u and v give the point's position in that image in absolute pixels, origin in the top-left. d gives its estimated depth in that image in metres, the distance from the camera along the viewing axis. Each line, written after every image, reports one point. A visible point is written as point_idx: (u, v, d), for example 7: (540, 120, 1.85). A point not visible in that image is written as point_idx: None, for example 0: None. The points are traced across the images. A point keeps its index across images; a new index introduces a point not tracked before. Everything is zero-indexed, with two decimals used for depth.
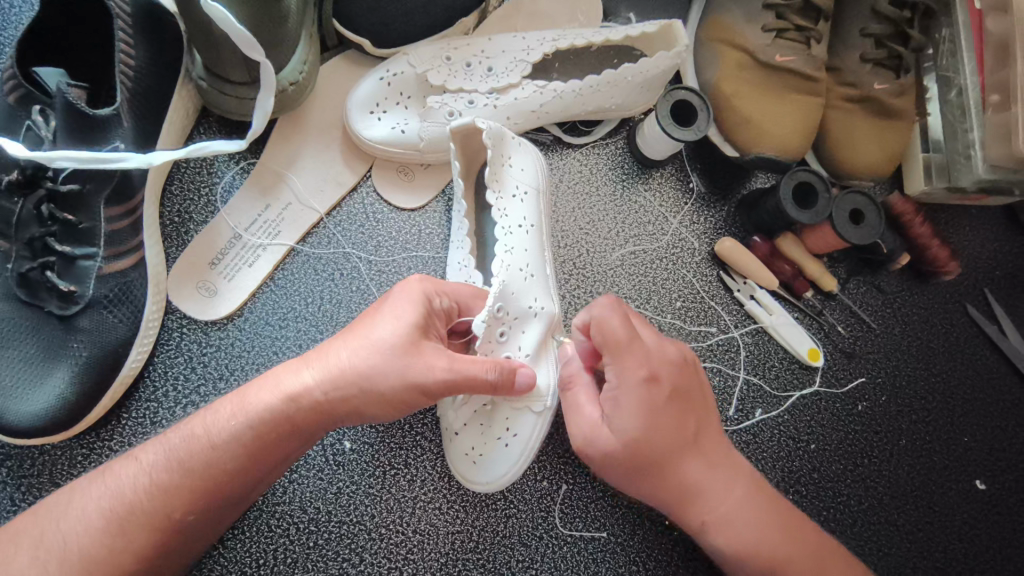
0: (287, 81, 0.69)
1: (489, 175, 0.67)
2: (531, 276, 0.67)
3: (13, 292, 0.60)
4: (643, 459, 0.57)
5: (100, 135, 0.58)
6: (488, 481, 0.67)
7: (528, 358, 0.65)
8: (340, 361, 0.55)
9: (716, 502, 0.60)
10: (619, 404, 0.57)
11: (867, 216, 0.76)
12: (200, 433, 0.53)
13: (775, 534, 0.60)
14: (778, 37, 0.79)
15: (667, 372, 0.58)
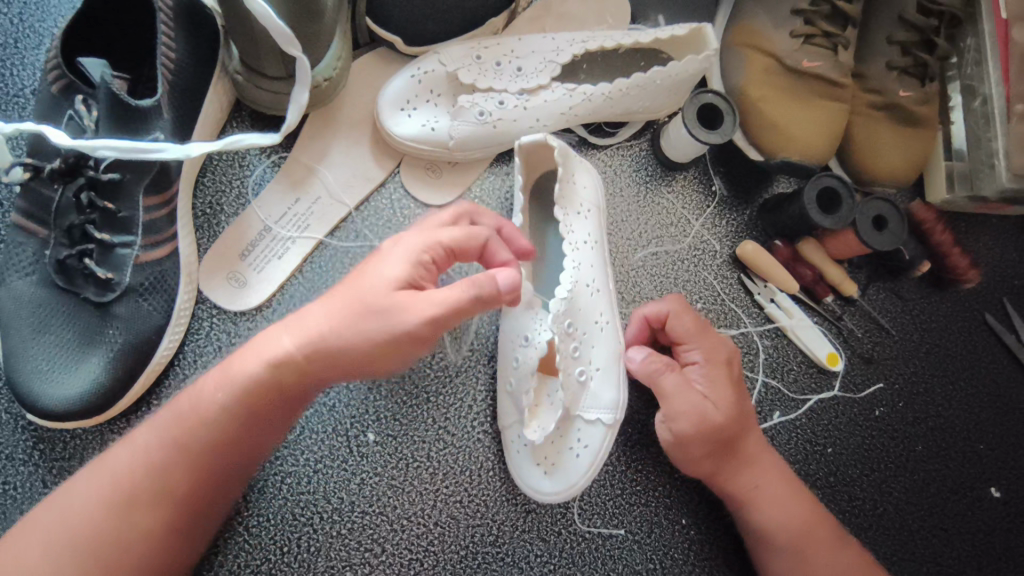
0: (321, 76, 0.70)
1: (556, 195, 0.69)
2: (597, 291, 0.70)
3: (51, 277, 0.61)
4: (731, 427, 0.66)
5: (142, 125, 0.59)
6: (558, 491, 0.68)
7: (600, 370, 0.69)
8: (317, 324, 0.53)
9: (767, 475, 0.68)
10: (710, 382, 0.67)
11: (890, 222, 0.76)
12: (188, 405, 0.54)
13: (806, 508, 0.67)
14: (806, 43, 0.79)
15: (734, 357, 0.70)
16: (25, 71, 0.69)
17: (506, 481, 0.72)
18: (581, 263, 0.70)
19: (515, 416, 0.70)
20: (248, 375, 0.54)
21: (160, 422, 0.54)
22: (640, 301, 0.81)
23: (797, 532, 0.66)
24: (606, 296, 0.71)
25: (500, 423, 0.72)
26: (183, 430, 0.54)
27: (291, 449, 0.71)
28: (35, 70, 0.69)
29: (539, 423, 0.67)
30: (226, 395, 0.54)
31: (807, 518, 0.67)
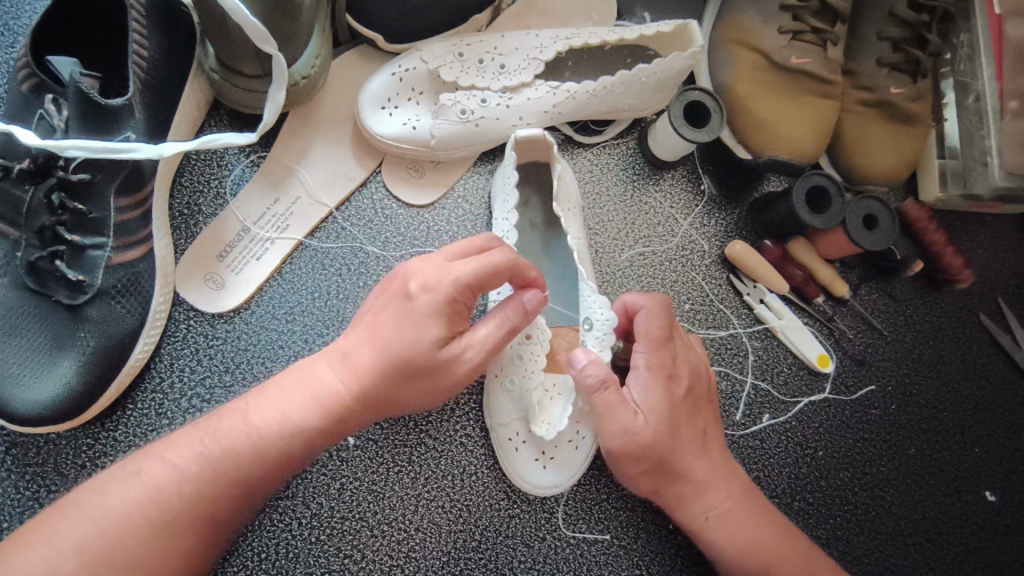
0: (299, 74, 0.69)
1: (554, 190, 0.68)
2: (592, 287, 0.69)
3: (23, 280, 0.60)
4: (666, 449, 0.62)
5: (112, 125, 0.58)
6: (557, 484, 0.69)
7: None
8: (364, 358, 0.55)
9: (721, 497, 0.64)
10: (648, 399, 0.63)
11: (881, 221, 0.75)
12: (238, 436, 0.52)
13: (766, 535, 0.64)
14: (794, 39, 0.78)
15: (688, 371, 0.66)
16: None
17: (489, 486, 0.71)
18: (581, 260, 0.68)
19: (514, 412, 0.69)
20: (304, 411, 0.54)
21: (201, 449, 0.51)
22: None
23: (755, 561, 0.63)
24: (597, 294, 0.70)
25: (492, 420, 0.70)
26: (223, 455, 0.51)
27: None
28: (9, 69, 0.68)
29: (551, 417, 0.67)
30: (275, 425, 0.53)
31: (773, 546, 0.63)
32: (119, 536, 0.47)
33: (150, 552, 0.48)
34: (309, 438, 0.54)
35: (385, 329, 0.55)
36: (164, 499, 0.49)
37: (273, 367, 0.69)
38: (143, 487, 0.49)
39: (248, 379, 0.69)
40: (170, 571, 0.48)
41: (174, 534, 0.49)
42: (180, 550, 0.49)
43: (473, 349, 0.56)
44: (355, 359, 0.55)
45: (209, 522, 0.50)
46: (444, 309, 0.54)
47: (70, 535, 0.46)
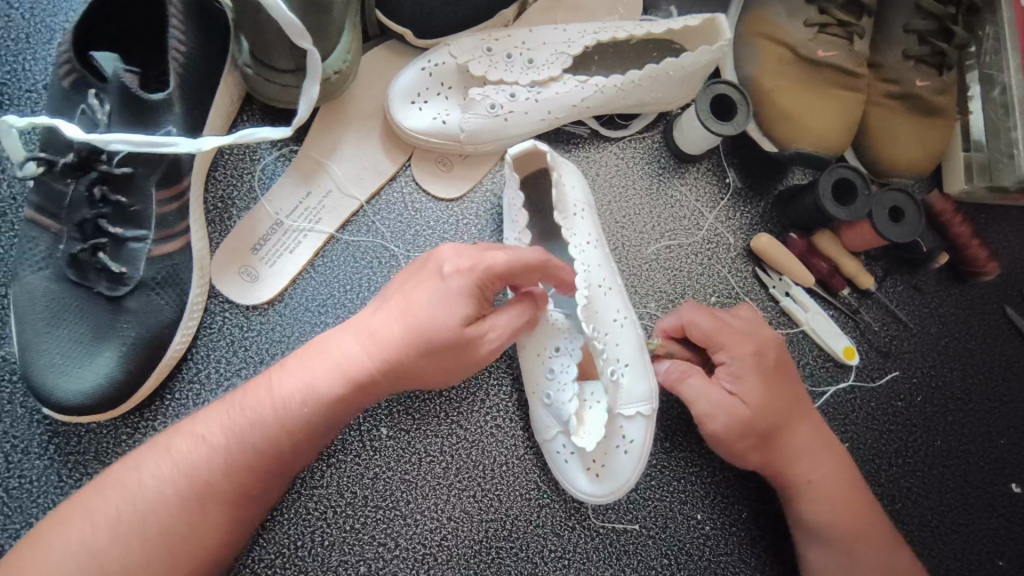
0: (331, 69, 0.69)
1: (555, 199, 0.67)
2: (609, 290, 0.68)
3: (64, 272, 0.61)
4: (768, 424, 0.66)
5: (153, 119, 0.59)
6: (614, 489, 0.66)
7: (628, 367, 0.67)
8: (383, 331, 0.54)
9: (815, 462, 0.68)
10: (742, 376, 0.67)
11: (907, 213, 0.75)
12: (255, 398, 0.54)
13: (849, 498, 0.68)
14: (820, 32, 0.78)
15: (771, 344, 0.69)
16: (38, 65, 0.69)
17: (519, 476, 0.72)
18: (590, 265, 0.67)
19: (557, 425, 0.68)
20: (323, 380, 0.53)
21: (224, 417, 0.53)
22: (651, 295, 0.80)
23: (846, 523, 0.67)
24: (618, 293, 0.69)
25: (539, 436, 0.69)
26: (249, 427, 0.52)
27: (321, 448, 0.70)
28: (47, 65, 0.69)
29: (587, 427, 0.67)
30: (295, 395, 0.53)
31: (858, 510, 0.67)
32: (152, 507, 0.49)
33: (176, 519, 0.50)
34: (329, 411, 0.54)
35: (410, 306, 0.54)
36: (196, 470, 0.51)
37: None
38: (173, 456, 0.51)
39: None
40: (199, 537, 0.50)
41: (205, 504, 0.51)
42: (214, 519, 0.51)
43: (495, 332, 0.55)
44: (381, 334, 0.54)
45: (239, 493, 0.52)
46: (474, 294, 0.54)
47: (114, 508, 0.49)
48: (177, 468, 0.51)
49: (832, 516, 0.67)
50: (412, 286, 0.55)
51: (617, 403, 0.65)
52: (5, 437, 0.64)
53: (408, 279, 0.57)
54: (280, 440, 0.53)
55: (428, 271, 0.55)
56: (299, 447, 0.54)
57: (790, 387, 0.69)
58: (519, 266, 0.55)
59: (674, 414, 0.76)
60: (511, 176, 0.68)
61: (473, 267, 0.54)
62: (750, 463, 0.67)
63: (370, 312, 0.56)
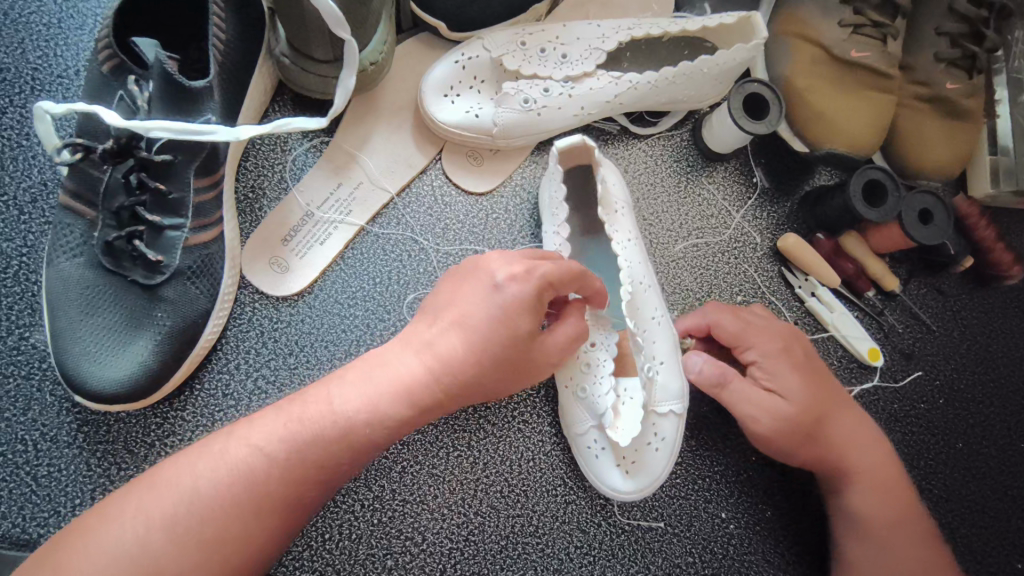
0: (368, 61, 0.69)
1: (600, 195, 0.68)
2: (649, 287, 0.69)
3: (99, 259, 0.60)
4: (811, 416, 0.67)
5: (194, 106, 0.58)
6: (641, 487, 0.67)
7: (664, 364, 0.67)
8: (439, 342, 0.56)
9: (862, 453, 0.68)
10: (777, 373, 0.68)
11: (936, 216, 0.75)
12: (312, 404, 0.54)
13: (892, 490, 0.68)
14: (855, 33, 0.78)
15: (795, 341, 0.71)
16: (69, 51, 0.69)
17: (546, 472, 0.72)
18: (632, 260, 0.68)
19: (591, 420, 0.68)
20: (399, 382, 0.54)
21: (274, 424, 0.53)
22: (678, 293, 0.80)
23: (892, 517, 0.67)
24: (656, 292, 0.69)
25: (569, 428, 0.70)
26: (308, 440, 0.52)
27: None
28: (79, 51, 0.69)
29: (625, 423, 0.66)
30: (357, 407, 0.53)
31: (903, 505, 0.68)
32: (209, 508, 0.49)
33: (227, 523, 0.50)
34: (393, 428, 0.54)
35: (470, 318, 0.56)
36: (251, 474, 0.51)
37: (335, 352, 0.70)
38: (228, 462, 0.51)
39: (312, 363, 0.70)
40: (252, 538, 0.50)
41: (261, 508, 0.51)
42: (264, 531, 0.51)
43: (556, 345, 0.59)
44: (440, 347, 0.56)
45: (280, 494, 0.51)
46: (533, 304, 0.56)
47: (160, 509, 0.49)
48: (226, 469, 0.51)
49: (878, 507, 0.67)
50: (466, 296, 0.57)
51: (653, 399, 0.66)
52: (34, 426, 0.63)
53: (457, 285, 0.59)
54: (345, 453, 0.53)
55: (482, 281, 0.57)
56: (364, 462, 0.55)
57: (826, 383, 0.70)
58: (569, 275, 0.58)
59: (699, 412, 0.76)
60: (558, 168, 0.68)
61: (529, 277, 0.56)
62: (799, 457, 0.68)
63: (425, 325, 0.58)
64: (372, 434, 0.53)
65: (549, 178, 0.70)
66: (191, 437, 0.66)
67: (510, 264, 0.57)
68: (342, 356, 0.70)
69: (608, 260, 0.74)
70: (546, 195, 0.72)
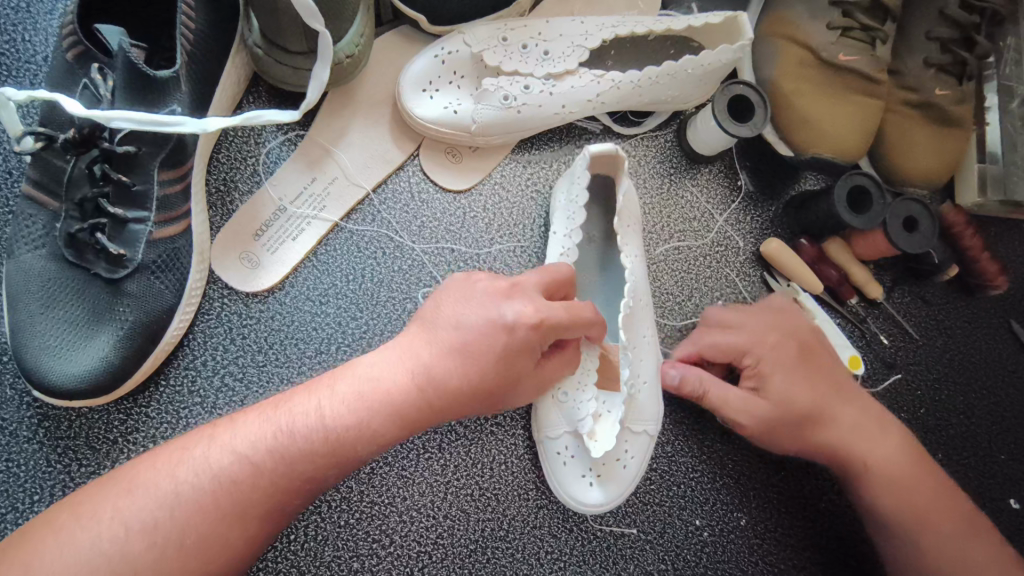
0: (343, 53, 0.67)
1: (619, 206, 0.67)
2: (642, 305, 0.68)
3: (60, 252, 0.59)
4: (797, 411, 0.67)
5: (158, 97, 0.57)
6: (604, 501, 0.67)
7: (648, 384, 0.67)
8: (433, 372, 0.56)
9: (869, 451, 0.67)
10: (767, 375, 0.68)
11: (921, 225, 0.74)
12: (299, 418, 0.53)
13: (914, 483, 0.66)
14: (843, 35, 0.77)
15: (790, 335, 0.70)
16: (37, 36, 0.67)
17: (518, 476, 0.71)
18: (636, 276, 0.67)
19: (566, 426, 0.67)
20: (388, 395, 0.55)
21: (259, 436, 0.52)
22: (658, 297, 0.79)
23: (913, 508, 0.65)
24: (648, 309, 0.69)
25: (541, 433, 0.68)
26: (296, 453, 0.52)
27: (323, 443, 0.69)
28: (48, 36, 0.67)
29: (603, 437, 0.65)
30: (347, 421, 0.53)
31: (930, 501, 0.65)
32: (186, 512, 0.48)
33: (206, 533, 0.48)
34: (357, 436, 0.54)
35: (473, 353, 0.57)
36: (219, 479, 0.50)
37: (306, 350, 0.69)
38: (210, 470, 0.50)
39: (281, 361, 0.68)
40: (234, 538, 0.49)
41: (229, 519, 0.49)
42: (230, 537, 0.49)
43: (543, 382, 0.62)
44: (436, 373, 0.56)
45: (242, 498, 0.50)
46: (533, 346, 0.58)
47: (141, 516, 0.48)
48: (210, 477, 0.50)
49: (891, 502, 0.66)
50: (469, 323, 0.58)
51: (631, 417, 0.66)
52: None
53: (448, 300, 0.60)
54: (311, 455, 0.52)
55: (490, 312, 0.58)
56: (324, 469, 0.53)
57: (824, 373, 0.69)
58: (573, 321, 0.60)
59: (676, 417, 0.75)
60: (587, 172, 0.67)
61: (537, 320, 0.58)
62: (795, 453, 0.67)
63: (421, 342, 0.58)
64: (332, 434, 0.53)
65: (571, 183, 0.69)
66: (155, 434, 0.64)
67: (522, 300, 0.59)
68: (313, 355, 0.69)
69: (585, 261, 0.73)
70: (561, 202, 0.71)
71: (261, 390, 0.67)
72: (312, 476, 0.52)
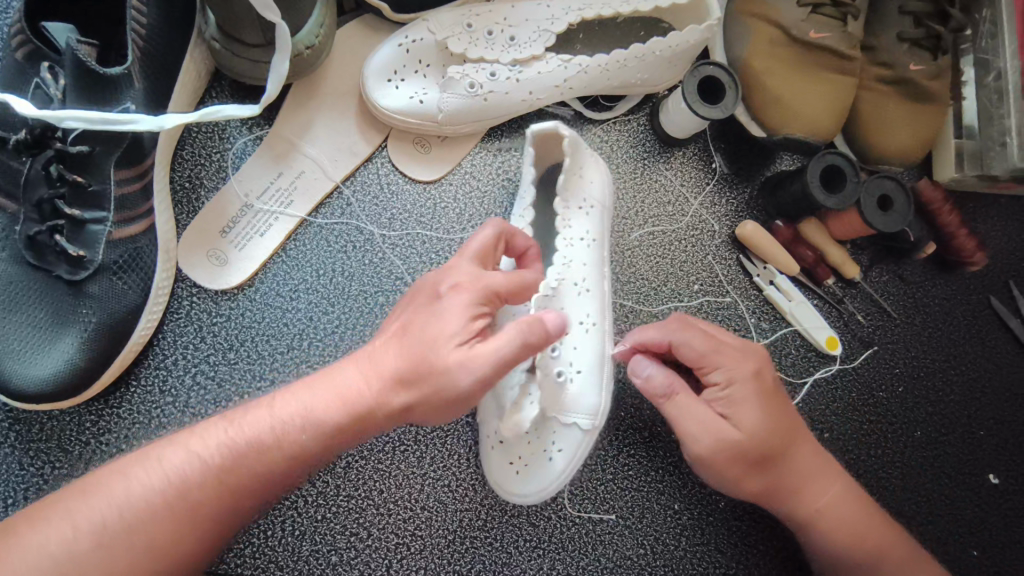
0: (303, 44, 0.66)
1: (560, 186, 0.68)
2: (586, 291, 0.68)
3: (21, 254, 0.58)
4: (766, 447, 0.63)
5: (110, 95, 0.56)
6: (525, 493, 0.66)
7: (580, 373, 0.66)
8: (387, 369, 0.52)
9: (818, 487, 0.66)
10: (739, 404, 0.63)
11: (895, 203, 0.73)
12: (264, 433, 0.51)
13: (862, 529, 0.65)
14: (813, 12, 0.76)
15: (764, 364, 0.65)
16: None
17: None
18: (573, 259, 0.67)
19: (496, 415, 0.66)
20: (341, 401, 0.52)
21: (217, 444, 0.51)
22: (633, 283, 0.78)
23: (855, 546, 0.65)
24: (596, 298, 0.68)
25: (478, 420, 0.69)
26: (253, 462, 0.50)
27: None
28: None
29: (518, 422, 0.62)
30: (293, 426, 0.51)
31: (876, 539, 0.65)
32: (142, 518, 0.48)
33: (160, 539, 0.48)
34: (324, 440, 0.51)
35: (410, 331, 0.52)
36: (182, 485, 0.49)
37: (278, 346, 0.69)
38: (167, 476, 0.49)
39: (253, 358, 0.68)
40: (203, 533, 0.50)
41: (191, 522, 0.49)
42: (198, 537, 0.49)
43: (481, 366, 0.49)
44: (385, 368, 0.52)
45: (193, 506, 0.49)
46: (475, 312, 0.52)
47: (101, 516, 0.48)
48: (175, 479, 0.49)
49: (843, 542, 0.65)
50: (409, 305, 0.54)
51: (554, 408, 0.65)
52: None
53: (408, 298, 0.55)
54: (278, 459, 0.51)
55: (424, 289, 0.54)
56: (294, 467, 0.52)
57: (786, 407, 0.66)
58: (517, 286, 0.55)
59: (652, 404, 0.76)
60: (529, 151, 0.68)
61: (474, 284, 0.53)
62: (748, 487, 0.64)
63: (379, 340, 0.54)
64: (282, 444, 0.51)
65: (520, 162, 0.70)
66: (128, 434, 0.64)
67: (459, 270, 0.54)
68: (285, 351, 0.69)
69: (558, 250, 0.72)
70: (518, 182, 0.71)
71: (234, 388, 0.67)
72: (265, 484, 0.51)
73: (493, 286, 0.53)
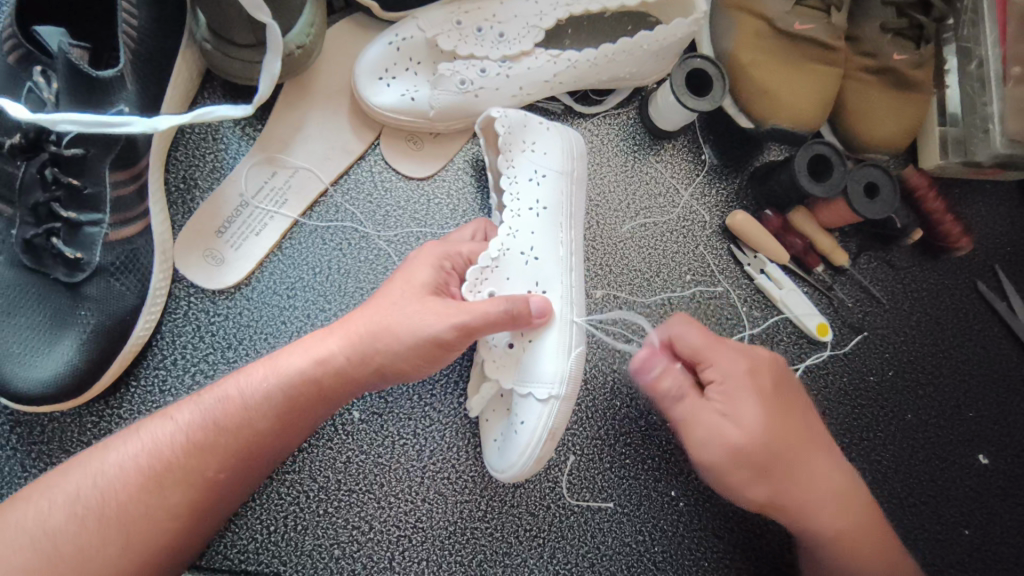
0: (294, 44, 0.67)
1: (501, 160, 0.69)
2: (535, 259, 0.65)
3: (18, 258, 0.59)
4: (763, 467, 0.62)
5: (104, 98, 0.56)
6: (502, 471, 0.65)
7: (531, 342, 0.64)
8: (358, 326, 0.57)
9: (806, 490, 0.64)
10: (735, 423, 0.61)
11: (882, 190, 0.74)
12: (234, 394, 0.54)
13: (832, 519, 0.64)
14: (798, 5, 0.77)
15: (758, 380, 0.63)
16: None
17: None
18: (518, 230, 0.66)
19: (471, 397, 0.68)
20: (305, 370, 0.55)
21: (188, 408, 0.53)
22: (626, 274, 0.79)
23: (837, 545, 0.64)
24: (549, 265, 0.66)
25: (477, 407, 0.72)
26: (224, 422, 0.53)
27: (304, 451, 0.69)
28: None
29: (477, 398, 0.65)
30: (264, 390, 0.54)
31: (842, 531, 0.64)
32: (117, 482, 0.50)
33: (132, 499, 0.49)
34: (296, 389, 0.55)
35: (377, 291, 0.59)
36: (160, 449, 0.51)
37: (275, 344, 0.69)
38: (144, 442, 0.52)
39: (251, 356, 0.68)
40: (177, 496, 0.50)
41: (163, 485, 0.50)
42: (168, 502, 0.50)
43: (441, 307, 0.57)
44: (353, 330, 0.57)
45: (164, 466, 0.51)
46: (430, 268, 0.61)
47: (91, 495, 0.49)
48: (166, 456, 0.51)
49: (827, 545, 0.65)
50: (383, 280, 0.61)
51: (505, 376, 0.64)
52: None
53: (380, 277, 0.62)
54: (252, 414, 0.53)
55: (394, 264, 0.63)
56: (270, 423, 0.54)
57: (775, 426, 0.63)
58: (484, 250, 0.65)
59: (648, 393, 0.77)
60: (481, 142, 0.72)
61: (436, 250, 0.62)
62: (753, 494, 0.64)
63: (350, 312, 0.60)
64: (253, 403, 0.54)
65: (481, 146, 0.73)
66: None
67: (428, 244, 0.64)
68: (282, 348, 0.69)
69: None
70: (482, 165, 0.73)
71: None
72: (237, 446, 0.53)
73: (460, 252, 0.64)
